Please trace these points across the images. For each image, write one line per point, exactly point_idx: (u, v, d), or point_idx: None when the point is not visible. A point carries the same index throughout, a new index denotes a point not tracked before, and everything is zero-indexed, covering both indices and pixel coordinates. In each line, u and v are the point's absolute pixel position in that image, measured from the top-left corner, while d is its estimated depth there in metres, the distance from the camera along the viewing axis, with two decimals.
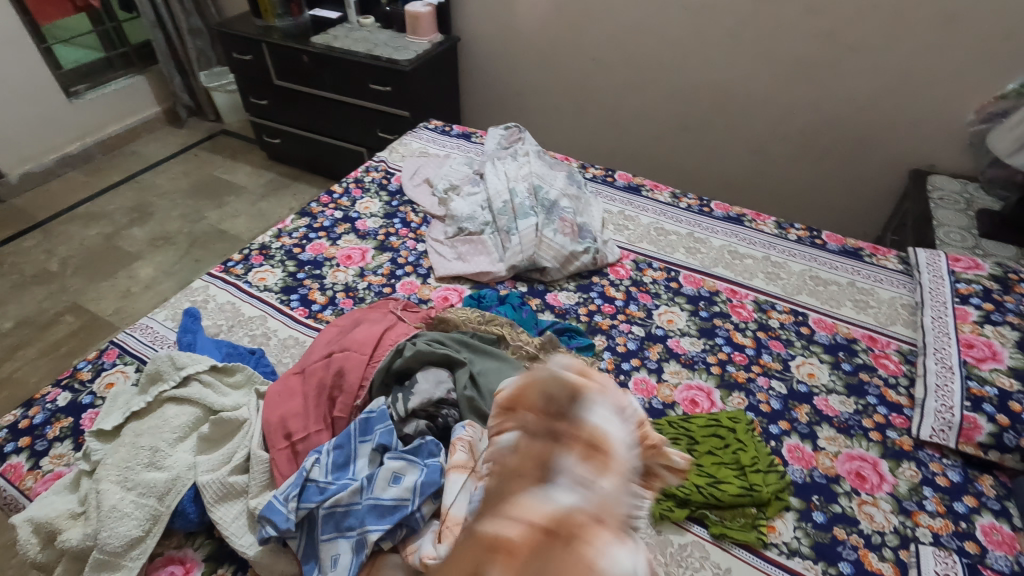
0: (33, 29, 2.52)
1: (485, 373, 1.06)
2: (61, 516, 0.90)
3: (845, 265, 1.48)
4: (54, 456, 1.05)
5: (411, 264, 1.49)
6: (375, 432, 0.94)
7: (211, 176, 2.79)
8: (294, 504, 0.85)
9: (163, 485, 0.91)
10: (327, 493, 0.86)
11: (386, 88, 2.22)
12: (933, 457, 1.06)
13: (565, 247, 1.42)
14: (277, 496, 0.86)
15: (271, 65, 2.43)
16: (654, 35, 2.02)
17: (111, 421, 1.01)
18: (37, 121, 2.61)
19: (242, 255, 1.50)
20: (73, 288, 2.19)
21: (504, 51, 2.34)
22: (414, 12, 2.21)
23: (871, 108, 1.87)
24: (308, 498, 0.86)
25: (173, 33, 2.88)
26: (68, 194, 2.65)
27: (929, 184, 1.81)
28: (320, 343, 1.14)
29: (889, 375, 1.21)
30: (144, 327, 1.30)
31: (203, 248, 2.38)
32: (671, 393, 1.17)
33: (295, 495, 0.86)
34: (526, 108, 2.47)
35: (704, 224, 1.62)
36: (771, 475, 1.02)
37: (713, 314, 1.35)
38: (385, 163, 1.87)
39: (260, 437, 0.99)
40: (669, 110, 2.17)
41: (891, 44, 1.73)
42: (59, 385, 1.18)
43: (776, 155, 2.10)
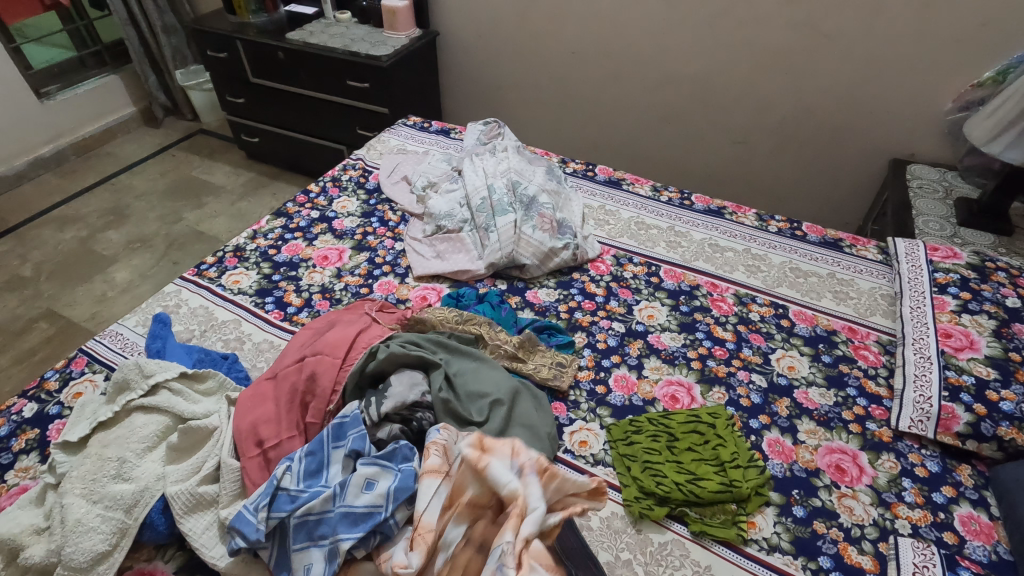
0: None
1: (460, 374, 1.07)
2: (24, 532, 0.87)
3: (826, 256, 1.48)
4: (20, 469, 1.02)
5: (389, 264, 1.46)
6: (347, 437, 0.92)
7: (188, 176, 2.75)
8: (265, 513, 0.83)
9: (131, 497, 0.89)
10: (298, 502, 0.84)
11: (363, 85, 2.19)
12: (912, 448, 1.06)
13: (544, 243, 1.40)
14: (246, 506, 0.84)
15: (247, 62, 2.38)
16: (633, 27, 2.00)
17: (77, 432, 0.99)
18: (6, 123, 2.55)
19: (215, 258, 1.47)
20: (47, 293, 2.15)
21: (484, 45, 2.32)
22: (391, 7, 2.18)
23: (850, 98, 1.87)
24: (278, 507, 0.84)
25: (146, 30, 2.82)
26: (41, 198, 2.59)
27: (909, 173, 1.81)
28: (293, 347, 1.12)
29: (869, 366, 1.21)
30: (114, 334, 1.27)
31: (180, 250, 2.34)
32: (651, 389, 1.16)
33: (266, 504, 0.84)
34: (507, 103, 2.45)
35: (685, 217, 1.62)
36: (751, 471, 1.01)
37: (694, 309, 1.34)
38: (363, 161, 1.84)
39: (230, 445, 0.96)
40: (651, 103, 2.15)
41: (869, 34, 1.73)
42: (25, 395, 1.15)
43: (757, 147, 2.09)
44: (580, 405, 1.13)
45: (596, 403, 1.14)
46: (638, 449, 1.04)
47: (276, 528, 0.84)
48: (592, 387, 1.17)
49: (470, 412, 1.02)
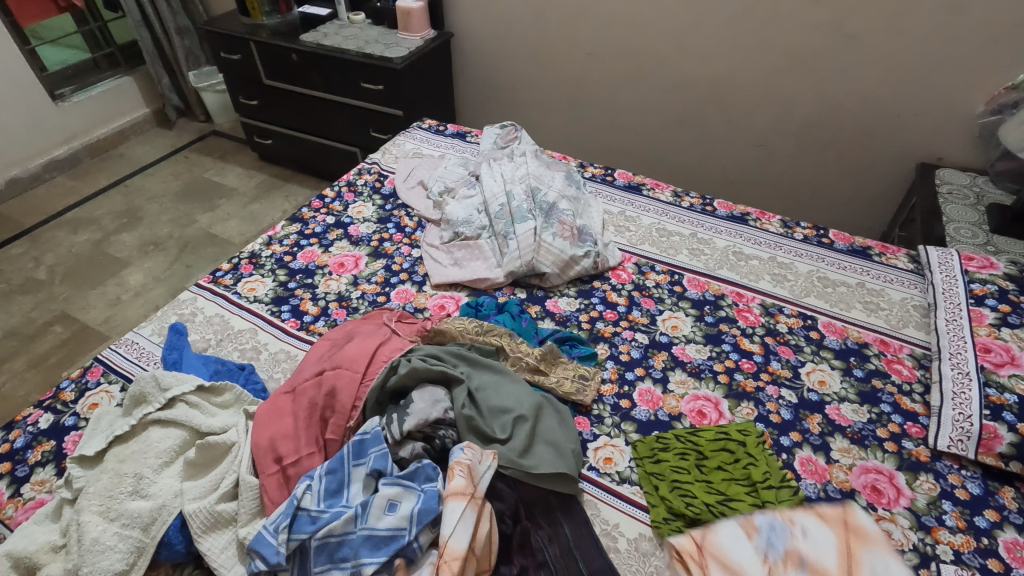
0: (15, 31, 2.45)
1: (482, 390, 1.05)
2: (41, 550, 0.86)
3: (854, 265, 1.44)
4: (36, 482, 1.01)
5: (406, 271, 1.44)
6: (369, 455, 0.90)
7: (201, 178, 2.74)
8: (285, 536, 0.80)
9: (148, 515, 0.87)
10: (320, 523, 0.82)
11: (377, 87, 2.17)
12: (951, 469, 1.02)
13: (565, 251, 1.37)
14: (266, 527, 0.81)
15: (260, 64, 2.36)
16: (652, 28, 1.96)
17: (93, 446, 0.96)
18: (21, 125, 2.55)
19: (231, 264, 1.45)
20: (61, 296, 2.14)
21: (499, 46, 2.28)
22: (405, 8, 2.15)
23: (877, 100, 1.82)
24: (299, 529, 0.81)
25: (160, 32, 2.81)
26: (56, 200, 2.59)
27: (938, 178, 1.76)
28: (311, 359, 1.10)
29: (903, 382, 1.17)
30: (130, 343, 1.26)
31: (193, 253, 2.33)
32: (677, 404, 1.13)
33: (286, 525, 0.81)
34: (522, 105, 2.41)
35: (708, 224, 1.58)
36: (783, 492, 0.98)
37: (719, 319, 1.31)
38: (378, 166, 1.82)
39: (249, 461, 0.94)
40: (670, 105, 2.11)
41: (898, 35, 1.68)
42: (41, 406, 1.13)
43: (779, 150, 2.05)
44: (604, 420, 1.10)
45: (620, 418, 1.10)
46: (666, 468, 1.01)
47: (296, 550, 0.82)
48: (616, 402, 1.13)
49: (493, 429, 0.99)
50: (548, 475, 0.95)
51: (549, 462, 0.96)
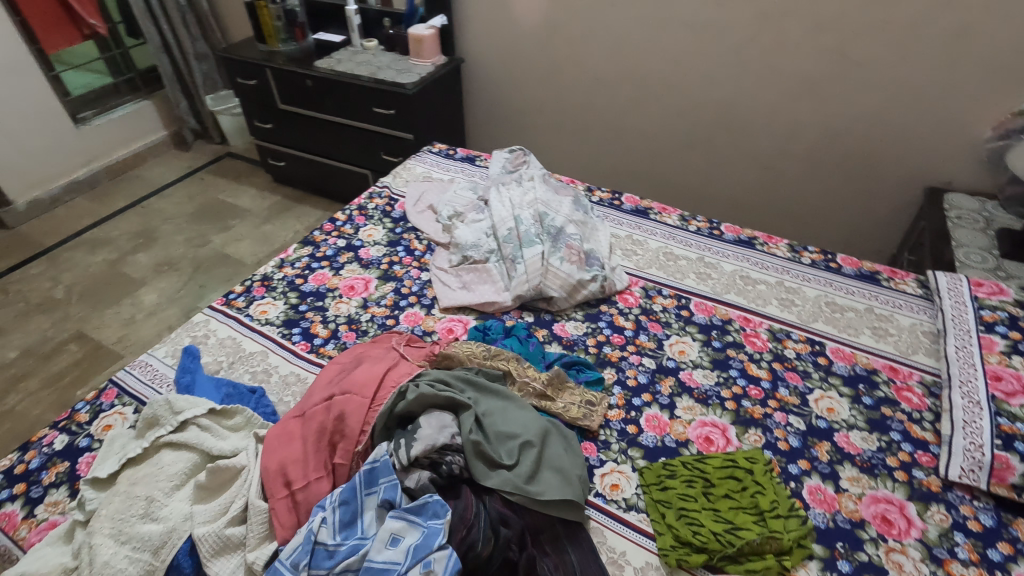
0: (41, 58, 2.54)
1: (489, 415, 1.05)
2: (53, 572, 0.87)
3: (863, 290, 1.44)
4: (49, 503, 1.02)
5: (415, 294, 1.46)
6: (380, 485, 0.91)
7: (216, 199, 2.79)
8: (305, 573, 0.82)
9: (158, 538, 0.88)
10: (338, 557, 0.83)
11: (389, 112, 2.22)
12: (963, 499, 1.01)
13: (572, 275, 1.38)
14: (284, 562, 0.83)
15: (275, 89, 2.43)
16: (658, 55, 2.00)
17: (106, 468, 0.98)
18: (43, 148, 2.63)
19: (243, 287, 1.48)
20: (77, 315, 2.18)
21: (509, 71, 2.33)
22: (416, 35, 2.20)
23: (882, 125, 1.83)
24: (317, 564, 0.83)
25: (179, 57, 2.90)
26: (74, 220, 2.65)
27: (946, 203, 1.76)
28: (320, 383, 1.11)
29: (913, 410, 1.16)
30: (144, 364, 1.28)
31: (207, 273, 2.37)
32: (684, 430, 1.13)
33: (305, 562, 0.83)
34: (531, 128, 2.45)
35: (715, 248, 1.59)
36: (792, 521, 0.97)
37: (726, 344, 1.31)
38: (388, 189, 1.85)
39: (258, 485, 0.95)
40: (676, 129, 2.14)
41: (902, 61, 1.70)
42: (56, 427, 1.15)
43: (786, 173, 2.06)
44: (611, 445, 1.10)
45: (627, 444, 1.10)
46: (673, 495, 1.00)
47: None
48: (623, 427, 1.14)
49: (500, 455, 0.99)
50: (554, 501, 0.96)
51: (555, 488, 0.96)
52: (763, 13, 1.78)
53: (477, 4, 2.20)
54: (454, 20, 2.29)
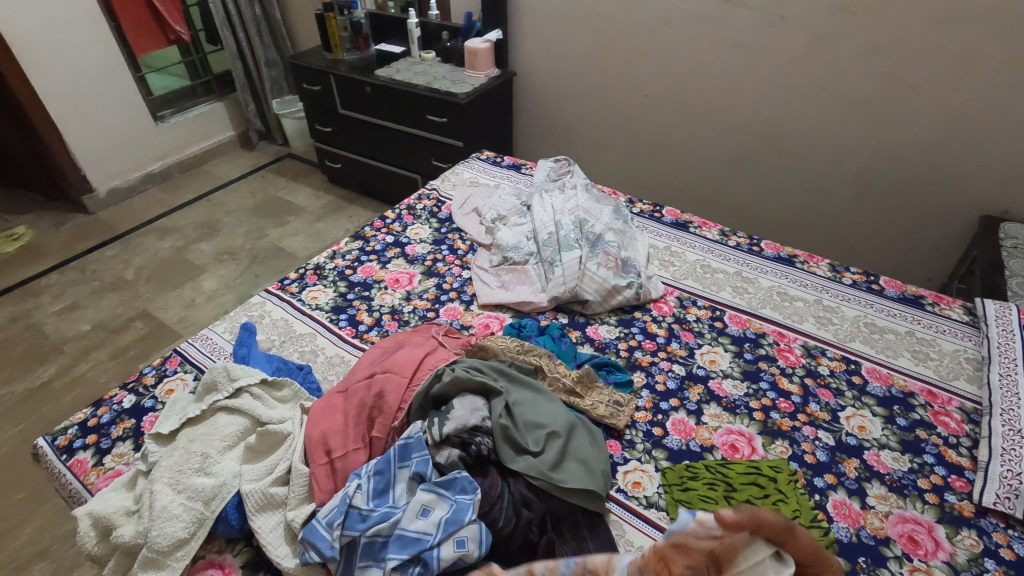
0: (130, 60, 2.78)
1: (519, 404, 1.10)
2: (117, 512, 0.96)
3: (905, 313, 1.42)
4: (116, 454, 1.13)
5: (456, 290, 1.52)
6: (412, 459, 0.97)
7: (275, 196, 2.96)
8: (339, 531, 0.88)
9: (210, 490, 0.96)
10: (370, 522, 0.89)
11: (441, 119, 2.32)
12: (996, 527, 0.99)
13: (607, 280, 1.42)
14: (320, 521, 0.89)
15: (337, 95, 2.57)
16: (707, 73, 2.03)
17: (168, 425, 1.08)
18: (126, 141, 2.86)
19: (297, 274, 1.58)
20: (144, 295, 2.36)
21: (559, 84, 2.40)
22: (472, 48, 2.30)
23: (936, 150, 1.80)
24: (351, 525, 0.89)
25: (251, 63, 3.11)
26: (148, 209, 2.86)
27: (1002, 232, 1.71)
28: (363, 363, 1.19)
29: (950, 435, 1.13)
30: (205, 338, 1.39)
31: (262, 264, 2.51)
32: (710, 436, 1.14)
33: (339, 521, 0.89)
34: (577, 141, 2.51)
35: (753, 264, 1.59)
36: (813, 532, 0.97)
37: (758, 357, 1.31)
38: (436, 192, 1.94)
39: (301, 451, 1.02)
40: (722, 146, 2.15)
41: (958, 86, 1.68)
42: (126, 388, 1.27)
43: (833, 194, 2.04)
44: (635, 445, 1.13)
45: (652, 444, 1.13)
46: (694, 496, 1.02)
47: (347, 545, 0.89)
48: (648, 429, 1.16)
49: (527, 441, 1.04)
50: (576, 490, 0.99)
51: (578, 478, 1.00)
52: (816, 35, 1.79)
53: (533, 20, 2.29)
54: (509, 34, 2.38)
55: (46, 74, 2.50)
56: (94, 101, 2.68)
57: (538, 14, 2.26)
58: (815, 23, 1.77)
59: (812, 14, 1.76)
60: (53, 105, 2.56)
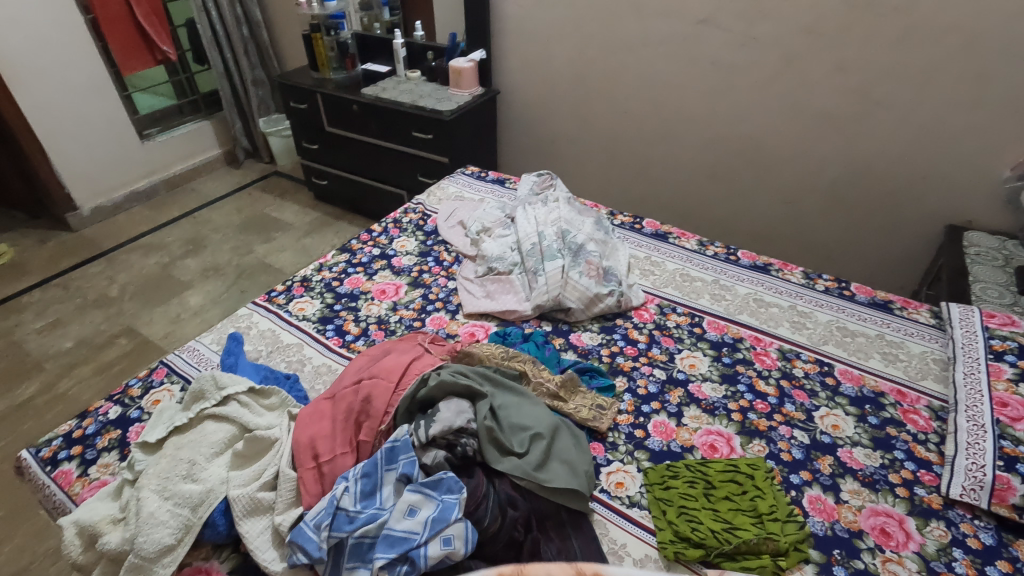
0: (117, 79, 2.80)
1: (504, 407, 1.12)
2: (103, 520, 0.96)
3: (875, 317, 1.47)
4: (101, 464, 1.13)
5: (442, 300, 1.55)
6: (399, 461, 0.98)
7: (262, 213, 2.98)
8: (326, 533, 0.89)
9: (198, 496, 0.97)
10: (357, 523, 0.90)
11: (427, 136, 2.37)
12: (964, 518, 1.02)
13: (590, 289, 1.46)
14: (308, 522, 0.90)
15: (324, 112, 2.62)
16: (684, 91, 2.11)
17: (155, 434, 1.08)
18: (111, 160, 2.87)
19: (285, 286, 1.60)
20: (129, 312, 2.35)
21: (542, 102, 2.46)
22: (457, 67, 2.37)
23: (902, 163, 1.88)
24: (338, 527, 0.90)
25: (238, 83, 3.15)
26: (132, 226, 2.86)
27: (965, 240, 1.79)
28: (350, 370, 1.20)
29: (919, 431, 1.18)
30: (191, 349, 1.40)
31: (249, 280, 2.52)
32: (690, 437, 1.18)
33: (327, 523, 0.90)
34: (560, 157, 2.57)
35: (730, 272, 1.65)
36: (789, 526, 1.01)
37: (736, 361, 1.36)
38: (422, 206, 1.97)
39: (289, 456, 1.04)
40: (700, 161, 2.22)
41: (920, 103, 1.77)
42: (111, 399, 1.27)
43: (806, 206, 2.11)
44: (618, 446, 1.16)
45: (634, 446, 1.16)
46: (675, 494, 1.05)
47: (334, 546, 0.90)
48: (630, 431, 1.19)
49: (511, 442, 1.06)
50: (561, 489, 1.02)
51: (562, 478, 1.02)
52: (786, 55, 1.87)
53: (515, 41, 2.36)
54: (493, 54, 2.45)
55: (32, 92, 2.51)
56: (80, 119, 2.70)
57: (520, 34, 2.34)
58: (784, 43, 1.86)
59: (780, 35, 1.85)
60: (39, 123, 2.57)
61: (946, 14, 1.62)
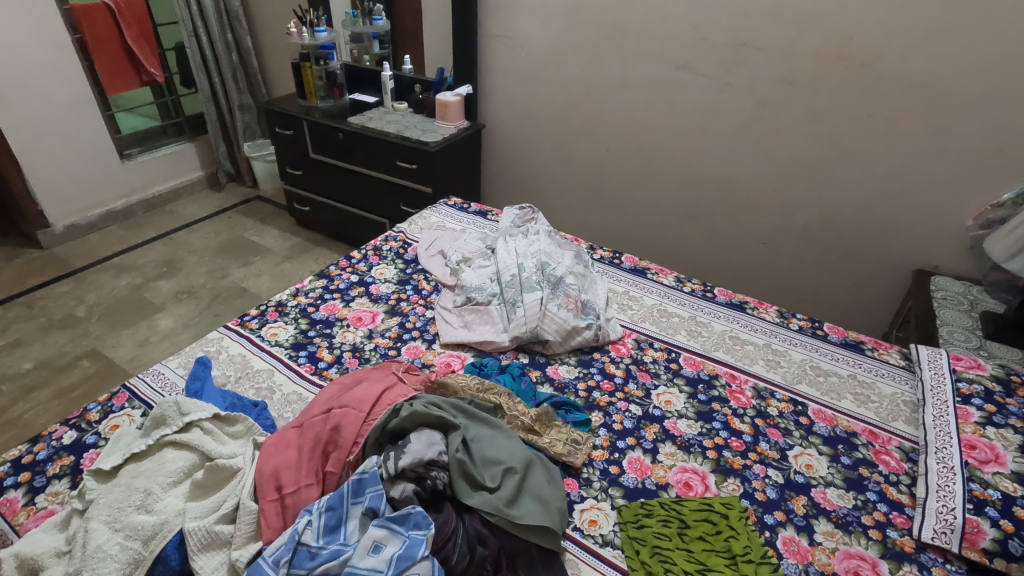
0: (100, 98, 2.79)
1: (477, 440, 1.10)
2: (46, 553, 0.90)
3: (847, 357, 1.49)
4: (50, 493, 1.07)
5: (418, 329, 1.54)
6: (366, 494, 0.95)
7: (241, 236, 2.95)
8: (285, 569, 0.86)
9: (151, 528, 0.92)
10: (319, 559, 0.87)
11: (411, 166, 2.39)
12: (936, 561, 1.02)
13: (568, 321, 1.45)
14: (266, 559, 0.86)
15: (309, 139, 2.62)
16: (663, 132, 2.17)
17: (110, 461, 1.03)
18: (89, 178, 2.83)
19: (259, 310, 1.57)
20: (95, 333, 2.28)
21: (527, 137, 2.51)
22: (443, 100, 2.41)
23: (871, 210, 1.94)
24: (298, 564, 0.86)
25: (224, 107, 3.16)
26: (106, 246, 2.80)
27: (933, 284, 1.84)
28: (321, 399, 1.17)
29: (890, 472, 1.19)
30: (157, 373, 1.35)
31: (223, 303, 2.47)
32: (664, 474, 1.16)
33: (286, 560, 0.86)
34: (543, 191, 2.60)
35: (707, 308, 1.66)
36: (763, 567, 0.99)
37: (712, 398, 1.35)
38: (403, 234, 1.97)
39: (251, 487, 1.00)
40: (679, 200, 2.27)
41: (886, 154, 1.84)
42: (67, 423, 1.21)
43: (781, 247, 2.16)
44: (592, 483, 1.14)
45: (608, 482, 1.14)
46: (649, 533, 1.03)
47: None
48: (605, 467, 1.17)
49: (483, 477, 1.04)
50: (532, 526, 0.99)
51: (534, 515, 1.00)
52: (760, 102, 1.95)
53: (501, 78, 2.42)
54: (479, 89, 2.50)
55: (13, 109, 2.49)
56: (61, 137, 2.67)
57: (506, 72, 2.40)
58: (758, 91, 1.94)
59: (755, 84, 1.93)
60: (16, 138, 2.53)
61: (909, 69, 1.70)
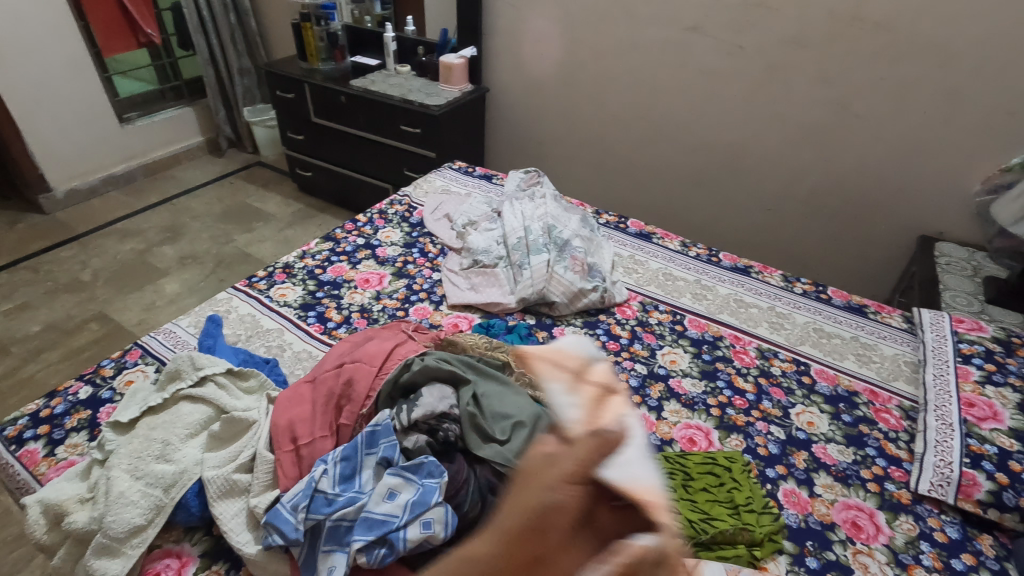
0: (98, 60, 2.74)
1: (487, 395, 1.09)
2: (70, 499, 0.93)
3: (849, 320, 1.51)
4: (70, 444, 1.09)
5: (426, 291, 1.55)
6: (379, 446, 0.98)
7: (243, 202, 2.93)
8: (303, 514, 0.88)
9: (171, 477, 0.95)
10: (335, 505, 0.90)
11: (415, 130, 2.36)
12: (931, 512, 1.06)
13: (574, 283, 1.46)
14: (285, 505, 0.90)
15: (311, 103, 2.59)
16: (670, 96, 2.14)
17: (128, 414, 1.05)
18: (89, 143, 2.80)
19: (266, 272, 1.58)
20: (101, 297, 2.29)
21: (531, 101, 2.47)
22: (447, 63, 2.36)
23: (879, 175, 1.93)
24: (316, 509, 0.89)
25: (223, 69, 3.10)
26: (108, 211, 2.79)
27: (937, 250, 1.85)
28: (332, 355, 1.19)
29: (890, 429, 1.22)
30: (168, 331, 1.37)
31: (228, 269, 2.48)
32: (669, 430, 1.19)
33: (304, 505, 0.89)
34: (548, 157, 2.58)
35: (712, 272, 1.67)
36: (764, 517, 1.02)
37: (716, 358, 1.38)
38: (408, 198, 1.96)
39: (267, 438, 1.02)
40: (685, 166, 2.26)
41: (896, 118, 1.82)
42: (82, 379, 1.23)
43: (787, 213, 2.15)
44: None
45: None
46: None
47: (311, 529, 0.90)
48: None
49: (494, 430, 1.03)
50: None
51: None
52: (771, 64, 1.92)
53: (506, 41, 2.38)
54: (483, 51, 2.45)
55: (9, 70, 2.44)
56: (59, 100, 2.63)
57: (511, 34, 2.35)
58: (769, 53, 1.90)
59: (766, 46, 1.89)
60: (13, 100, 2.49)
61: (924, 31, 1.67)
